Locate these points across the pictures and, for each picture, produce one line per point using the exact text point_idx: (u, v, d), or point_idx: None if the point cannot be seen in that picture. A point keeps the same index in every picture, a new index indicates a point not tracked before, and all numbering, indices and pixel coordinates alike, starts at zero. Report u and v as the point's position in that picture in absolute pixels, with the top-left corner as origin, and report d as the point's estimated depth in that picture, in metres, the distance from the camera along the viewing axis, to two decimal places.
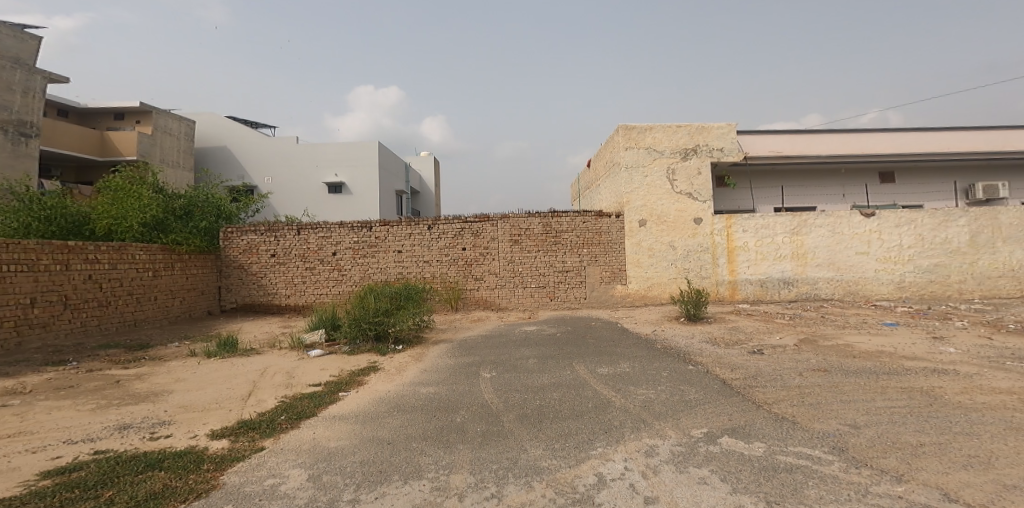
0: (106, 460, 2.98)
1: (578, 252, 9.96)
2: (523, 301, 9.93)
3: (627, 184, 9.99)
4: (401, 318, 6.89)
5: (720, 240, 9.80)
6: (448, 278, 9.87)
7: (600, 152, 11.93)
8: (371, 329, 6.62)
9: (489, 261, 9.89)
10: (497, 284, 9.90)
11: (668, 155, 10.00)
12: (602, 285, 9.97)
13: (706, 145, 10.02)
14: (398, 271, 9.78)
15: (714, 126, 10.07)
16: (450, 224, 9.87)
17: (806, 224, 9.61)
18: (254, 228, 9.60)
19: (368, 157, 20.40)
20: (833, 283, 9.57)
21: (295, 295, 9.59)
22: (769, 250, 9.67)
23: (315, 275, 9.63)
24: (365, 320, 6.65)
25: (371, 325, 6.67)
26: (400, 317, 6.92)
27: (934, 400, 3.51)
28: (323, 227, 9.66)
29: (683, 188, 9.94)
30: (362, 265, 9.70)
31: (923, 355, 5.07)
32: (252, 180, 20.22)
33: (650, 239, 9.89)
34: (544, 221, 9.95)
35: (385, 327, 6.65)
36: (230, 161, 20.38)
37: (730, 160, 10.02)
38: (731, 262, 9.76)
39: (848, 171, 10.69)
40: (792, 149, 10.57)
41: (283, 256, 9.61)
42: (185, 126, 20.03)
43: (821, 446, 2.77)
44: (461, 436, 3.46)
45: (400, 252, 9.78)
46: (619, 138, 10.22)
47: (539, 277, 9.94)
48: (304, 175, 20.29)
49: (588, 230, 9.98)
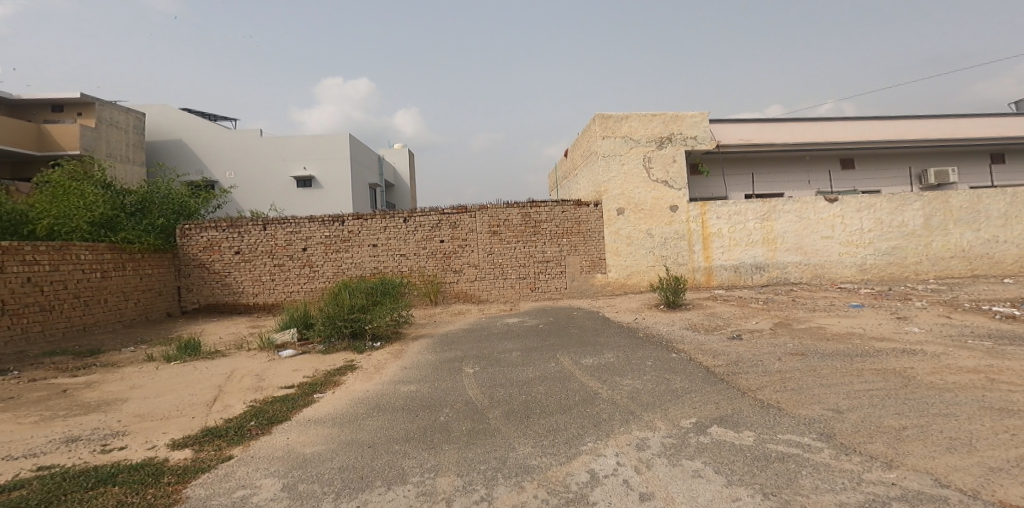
0: (51, 477, 2.72)
1: (557, 242, 9.91)
2: (502, 293, 9.83)
3: (604, 173, 9.98)
4: (379, 314, 6.67)
5: (695, 227, 9.93)
6: (425, 272, 9.65)
7: (576, 141, 11.87)
8: (348, 325, 6.39)
9: (467, 253, 9.72)
10: (476, 277, 9.76)
11: (644, 144, 10.03)
12: (582, 274, 9.98)
13: (680, 134, 10.09)
14: (373, 265, 9.48)
15: (688, 115, 10.14)
16: (426, 216, 9.62)
17: (775, 210, 9.83)
18: (216, 224, 9.10)
19: (337, 148, 19.71)
20: (800, 267, 9.85)
21: (264, 293, 9.18)
22: (741, 236, 9.87)
23: (284, 272, 9.23)
24: (341, 317, 6.41)
25: (348, 322, 6.44)
26: (379, 312, 6.70)
27: (909, 381, 3.61)
28: (291, 222, 9.24)
29: (659, 176, 10.00)
30: (334, 260, 9.36)
31: (892, 335, 5.24)
32: (212, 174, 19.27)
33: (627, 227, 9.93)
34: (522, 211, 9.83)
35: (363, 324, 6.42)
36: (187, 154, 19.36)
37: (703, 149, 10.13)
38: (705, 249, 9.92)
39: (814, 159, 10.90)
40: (761, 137, 10.74)
41: (249, 252, 9.16)
42: (133, 118, 18.86)
43: (809, 433, 2.80)
44: (446, 436, 3.34)
45: (375, 246, 9.48)
46: (595, 127, 10.18)
47: (517, 268, 9.85)
48: (269, 167, 19.45)
49: (567, 220, 9.93)
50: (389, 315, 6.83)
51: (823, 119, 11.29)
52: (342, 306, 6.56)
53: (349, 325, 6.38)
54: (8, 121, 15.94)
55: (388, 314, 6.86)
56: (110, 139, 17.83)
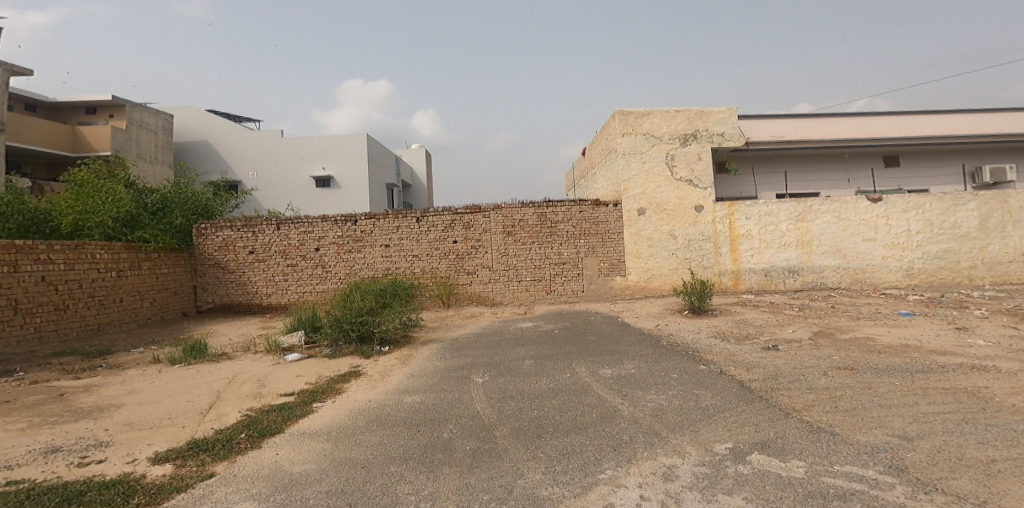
0: (15, 494, 2.49)
1: (575, 243, 9.50)
2: (517, 295, 9.48)
3: (624, 172, 9.52)
4: (389, 318, 6.41)
5: (723, 228, 9.36)
6: (438, 273, 9.38)
7: (596, 139, 11.44)
8: (356, 329, 6.15)
9: (481, 254, 9.41)
10: (490, 279, 9.43)
11: (667, 141, 9.52)
12: (600, 277, 9.53)
13: (706, 131, 9.54)
14: (386, 266, 9.28)
15: (714, 110, 9.58)
16: (440, 216, 9.35)
17: (811, 210, 9.17)
18: (230, 224, 9.03)
19: (356, 149, 19.76)
20: (839, 271, 9.16)
21: (277, 293, 9.08)
22: (773, 238, 9.24)
23: (297, 272, 9.11)
24: (349, 320, 6.17)
25: (356, 325, 6.20)
26: (388, 316, 6.43)
27: (986, 404, 3.09)
28: (304, 221, 9.12)
29: (683, 174, 9.48)
30: (347, 261, 9.19)
31: (952, 349, 4.65)
32: (235, 175, 19.55)
33: (649, 228, 9.45)
34: (539, 211, 9.47)
35: (369, 327, 6.17)
36: (212, 155, 19.71)
37: (732, 146, 9.56)
38: (734, 251, 9.33)
39: (853, 156, 10.18)
40: (793, 134, 10.09)
41: (262, 252, 9.07)
42: (162, 120, 19.30)
43: (873, 465, 2.34)
44: (448, 457, 3.00)
45: (388, 246, 9.27)
46: (615, 124, 9.73)
47: (533, 270, 9.48)
48: (290, 169, 19.63)
49: (585, 220, 9.51)
50: (398, 319, 6.56)
51: (862, 113, 10.54)
52: (349, 309, 6.33)
53: (357, 329, 6.14)
54: (44, 122, 16.46)
55: (398, 318, 6.59)
56: (140, 141, 18.27)
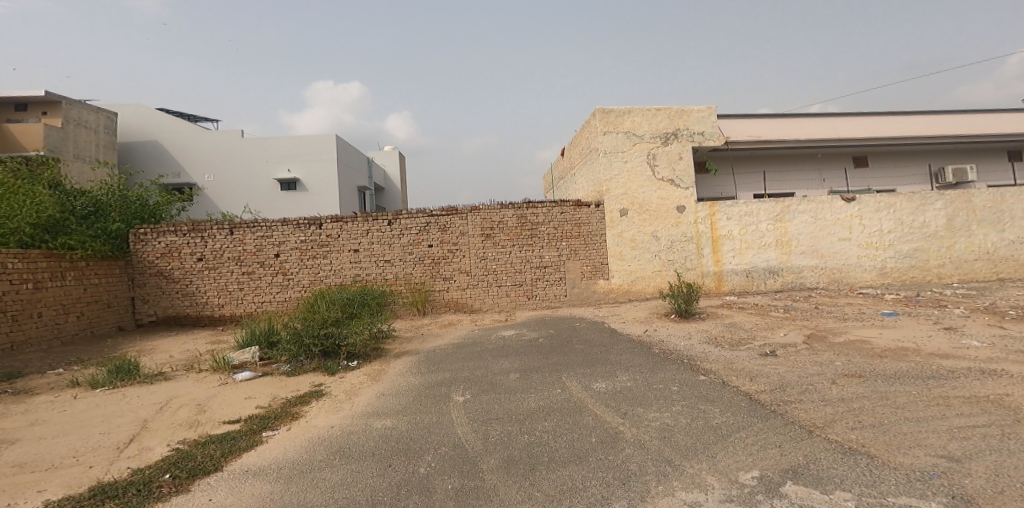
0: None
1: (555, 245, 9.12)
2: (496, 301, 9.01)
3: (605, 171, 9.24)
4: (355, 330, 5.77)
5: (704, 229, 9.20)
6: (412, 279, 8.79)
7: (575, 139, 11.14)
8: (318, 343, 5.51)
9: (458, 259, 8.89)
10: (467, 284, 8.93)
11: (648, 140, 9.32)
12: (582, 280, 9.20)
13: (686, 129, 9.39)
14: (354, 273, 8.61)
15: (694, 109, 9.45)
16: (413, 218, 8.78)
17: (789, 210, 9.11)
18: (176, 228, 8.18)
19: (323, 149, 18.81)
20: (817, 271, 9.15)
21: (231, 304, 8.27)
22: (753, 238, 9.14)
23: (254, 280, 8.33)
24: (310, 333, 5.54)
25: (319, 338, 5.56)
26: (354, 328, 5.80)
27: (1018, 414, 2.84)
28: (262, 225, 8.36)
29: (664, 174, 9.29)
30: (311, 267, 8.48)
31: (952, 350, 4.48)
32: (189, 176, 18.28)
33: (630, 229, 9.19)
34: (518, 213, 9.04)
35: (335, 341, 5.56)
36: (162, 156, 18.36)
37: (712, 145, 9.44)
38: (715, 252, 9.18)
39: (827, 157, 10.26)
40: (771, 134, 10.08)
41: (214, 259, 8.26)
42: (104, 117, 17.86)
43: (934, 496, 1.99)
44: (426, 500, 2.49)
45: (357, 251, 8.61)
46: (595, 122, 9.46)
47: (512, 274, 9.04)
48: (250, 170, 18.50)
49: (566, 222, 9.15)
50: (367, 331, 5.94)
51: (834, 114, 10.64)
52: (311, 320, 5.70)
53: (319, 343, 5.50)
54: None
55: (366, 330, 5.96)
56: (78, 140, 16.80)
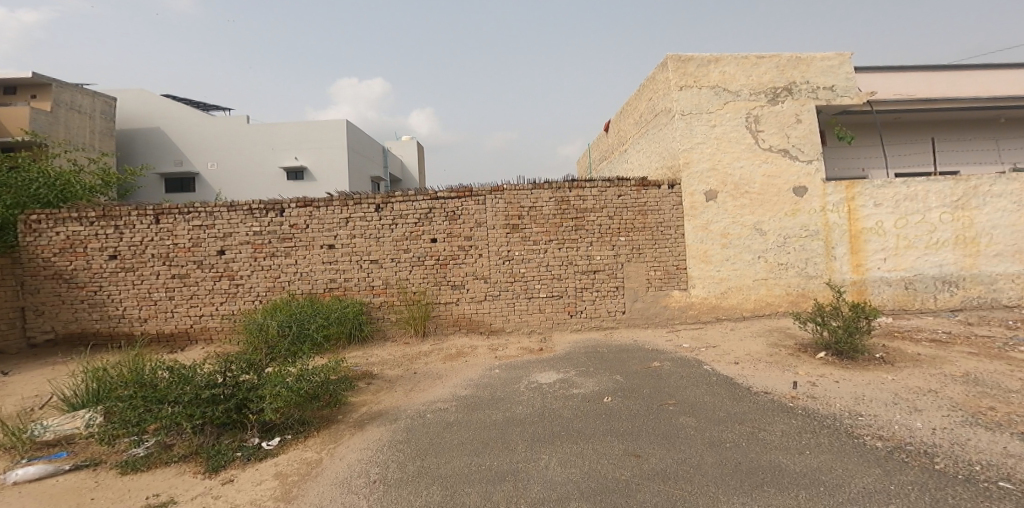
0: None
1: (611, 242, 6.35)
2: (527, 320, 6.30)
3: (683, 139, 6.41)
4: (277, 385, 3.16)
5: (837, 220, 6.22)
6: (409, 287, 6.18)
7: (631, 105, 8.33)
8: (196, 415, 2.94)
9: (473, 260, 6.23)
10: (486, 295, 6.24)
11: (747, 98, 6.43)
12: (649, 292, 6.39)
13: (805, 83, 6.44)
14: (328, 277, 6.08)
15: (816, 56, 6.49)
16: (410, 203, 6.18)
17: (977, 192, 6.13)
18: (80, 215, 5.85)
19: (331, 135, 16.62)
20: (1019, 282, 6.17)
21: (156, 317, 5.90)
22: (917, 234, 6.16)
23: (187, 287, 5.91)
24: (185, 393, 2.98)
25: (201, 404, 3.00)
26: (278, 381, 3.19)
27: None
28: (199, 211, 5.92)
29: (773, 142, 6.37)
30: (266, 270, 5.99)
31: None
32: (191, 166, 16.34)
33: (721, 220, 6.34)
34: (558, 196, 6.32)
35: (219, 410, 3.00)
36: (162, 144, 16.37)
37: (845, 106, 6.46)
38: (855, 253, 6.21)
39: (1010, 122, 7.06)
40: (931, 91, 6.91)
41: (132, 257, 5.89)
42: (100, 102, 15.56)
43: None
44: None
45: (331, 247, 6.08)
46: (666, 75, 6.65)
47: (551, 282, 6.31)
48: (252, 161, 16.50)
49: (627, 208, 6.36)
50: (302, 385, 3.29)
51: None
52: (190, 370, 3.16)
53: (197, 416, 2.94)
54: None
55: (305, 381, 3.33)
56: (71, 127, 14.41)
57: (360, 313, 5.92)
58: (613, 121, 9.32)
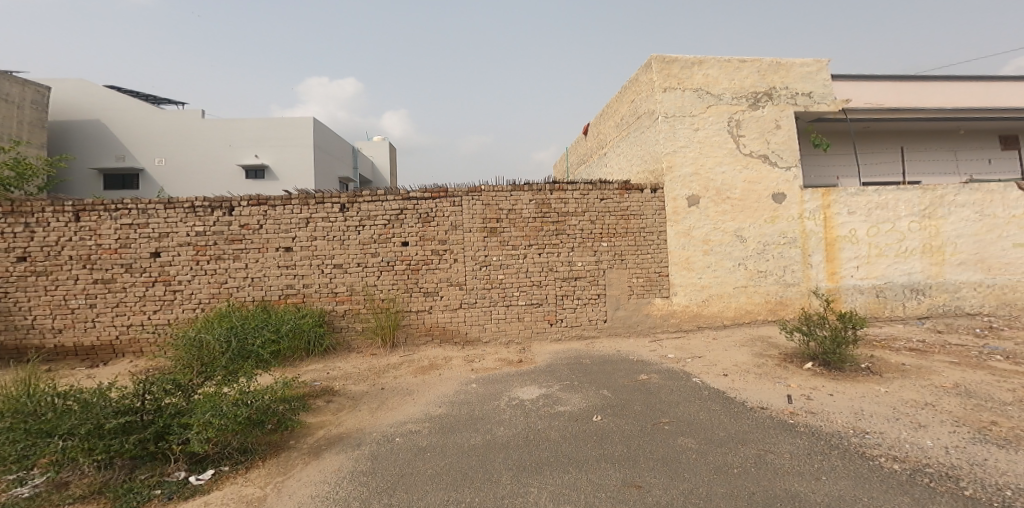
0: None
1: (591, 247, 6.10)
2: (504, 329, 5.95)
3: (666, 142, 6.27)
4: (204, 414, 2.75)
5: (814, 227, 6.23)
6: (377, 294, 5.70)
7: (611, 107, 8.19)
8: (99, 449, 2.54)
9: (447, 265, 5.83)
10: (461, 303, 5.85)
11: (729, 101, 6.37)
12: (630, 300, 6.18)
13: (785, 88, 6.46)
14: (286, 283, 5.53)
15: (795, 62, 6.53)
16: (380, 203, 5.71)
17: (944, 202, 6.28)
18: None
19: (294, 132, 15.75)
20: (982, 290, 6.34)
21: (74, 327, 5.21)
22: (889, 243, 6.24)
23: (112, 294, 5.26)
24: (83, 423, 2.55)
25: (106, 436, 2.59)
26: (206, 408, 2.78)
27: None
28: (132, 209, 5.29)
29: (754, 147, 6.32)
30: (212, 275, 5.40)
31: None
32: (135, 161, 15.02)
33: (703, 226, 6.23)
34: (539, 198, 6.02)
35: (126, 444, 2.62)
36: (103, 136, 15.00)
37: (822, 112, 6.53)
38: (831, 261, 6.23)
39: (969, 134, 7.34)
40: (900, 101, 7.09)
41: (47, 260, 5.18)
42: (31, 91, 13.77)
43: None
44: None
45: (291, 250, 5.54)
46: (649, 76, 6.52)
47: (530, 289, 5.99)
48: (205, 157, 15.41)
49: (608, 213, 6.14)
50: (238, 411, 2.84)
51: (987, 77, 7.46)
52: (91, 397, 2.71)
53: (97, 451, 2.54)
54: None
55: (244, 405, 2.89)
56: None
57: (318, 323, 5.42)
58: (592, 124, 9.16)
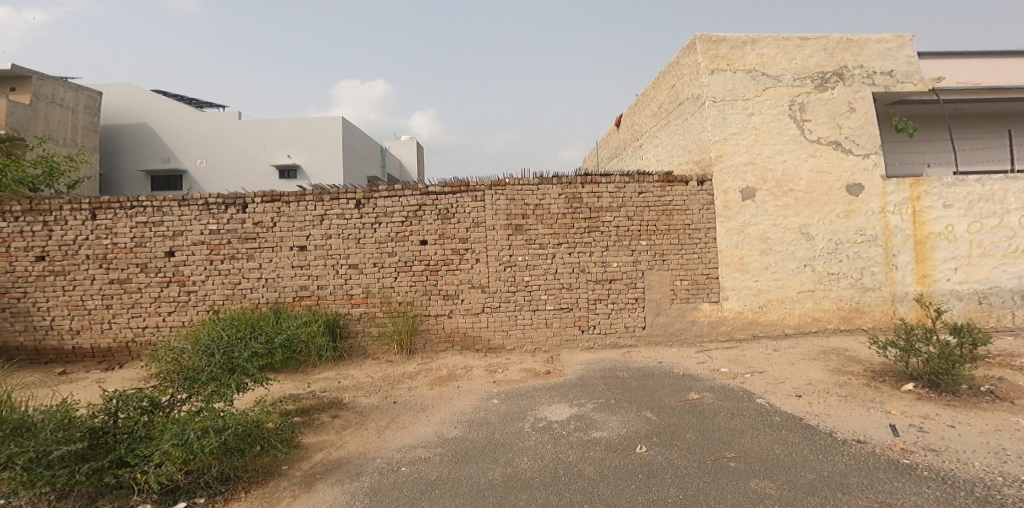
0: None
1: (630, 246, 5.43)
2: (531, 335, 5.37)
3: (714, 129, 5.53)
4: (169, 439, 2.32)
5: (898, 222, 5.35)
6: (393, 296, 5.25)
7: (648, 95, 7.47)
8: (40, 482, 2.12)
9: (469, 266, 5.31)
10: (483, 307, 5.32)
11: (790, 84, 5.56)
12: (674, 305, 5.45)
13: (858, 67, 5.59)
14: (297, 284, 5.16)
15: (870, 38, 5.66)
16: (397, 199, 5.27)
17: None
18: (4, 209, 4.97)
19: (326, 133, 15.84)
20: None
21: (91, 329, 5.02)
22: (993, 240, 5.29)
23: (129, 294, 5.04)
24: (23, 451, 2.15)
25: (53, 466, 2.18)
26: (172, 432, 2.35)
27: None
28: (145, 206, 5.05)
29: (822, 134, 5.49)
30: (223, 275, 5.10)
31: None
32: (179, 162, 15.52)
33: (760, 222, 5.43)
34: (570, 192, 5.42)
35: (77, 472, 2.21)
36: (149, 140, 15.51)
37: (906, 93, 5.65)
38: (920, 262, 5.33)
39: None
40: (1001, 80, 6.04)
41: (63, 259, 5.01)
42: (84, 97, 14.23)
43: None
44: None
45: (302, 248, 5.19)
46: (694, 58, 5.80)
47: (559, 292, 5.38)
48: (242, 162, 15.68)
49: (650, 207, 5.45)
50: (206, 438, 2.35)
51: None
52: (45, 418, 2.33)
53: (39, 481, 2.12)
54: None
55: (219, 429, 2.45)
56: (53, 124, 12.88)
57: (331, 328, 5.03)
58: (626, 114, 8.46)
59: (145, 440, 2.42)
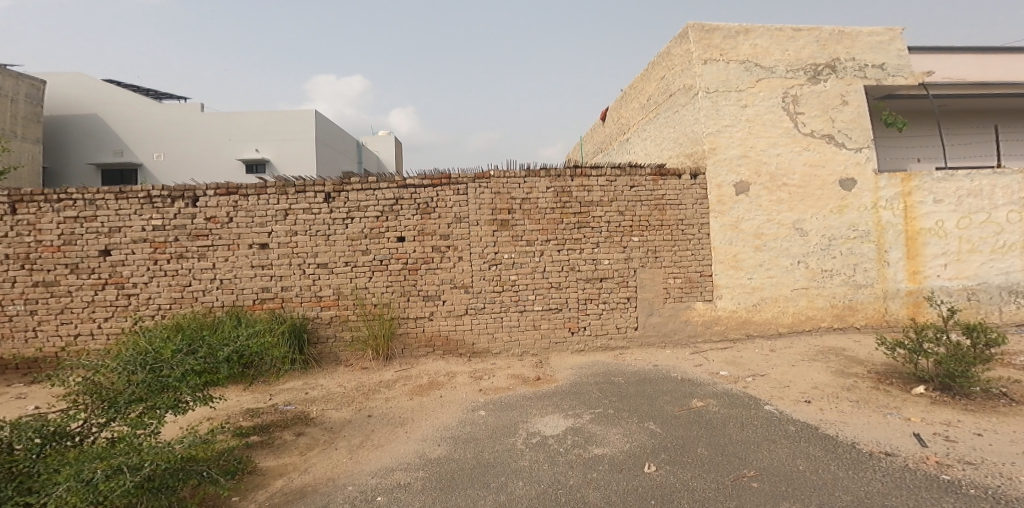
0: None
1: (622, 243, 5.14)
2: (518, 338, 5.02)
3: (707, 121, 5.30)
4: (66, 480, 1.91)
5: (891, 218, 5.24)
6: (367, 298, 4.81)
7: (635, 87, 7.22)
8: None
9: (450, 264, 4.92)
10: (467, 308, 4.94)
11: (783, 75, 5.38)
12: (667, 304, 5.19)
13: (850, 60, 5.46)
14: (258, 285, 4.67)
15: (862, 31, 5.54)
16: (371, 192, 4.83)
17: None
18: None
19: (296, 125, 15.07)
20: None
21: (13, 338, 4.43)
22: (983, 236, 5.24)
23: (57, 298, 4.46)
24: None
25: None
26: (68, 472, 1.95)
27: None
28: (79, 199, 4.46)
29: (815, 127, 5.33)
30: (172, 276, 4.56)
31: None
32: (134, 156, 14.47)
33: (754, 217, 5.23)
34: (558, 186, 5.09)
35: None
36: (100, 130, 14.37)
37: (897, 88, 5.54)
38: (913, 258, 5.24)
39: None
40: (985, 76, 6.06)
41: None
42: (26, 84, 12.87)
43: None
44: None
45: (265, 246, 4.69)
46: (685, 47, 5.56)
47: (548, 292, 5.05)
48: (203, 155, 14.75)
49: (642, 202, 5.18)
50: (117, 478, 1.95)
51: None
52: None
53: None
54: None
55: (134, 466, 2.04)
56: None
57: (297, 334, 4.55)
58: (612, 108, 8.20)
59: (41, 479, 2.01)
